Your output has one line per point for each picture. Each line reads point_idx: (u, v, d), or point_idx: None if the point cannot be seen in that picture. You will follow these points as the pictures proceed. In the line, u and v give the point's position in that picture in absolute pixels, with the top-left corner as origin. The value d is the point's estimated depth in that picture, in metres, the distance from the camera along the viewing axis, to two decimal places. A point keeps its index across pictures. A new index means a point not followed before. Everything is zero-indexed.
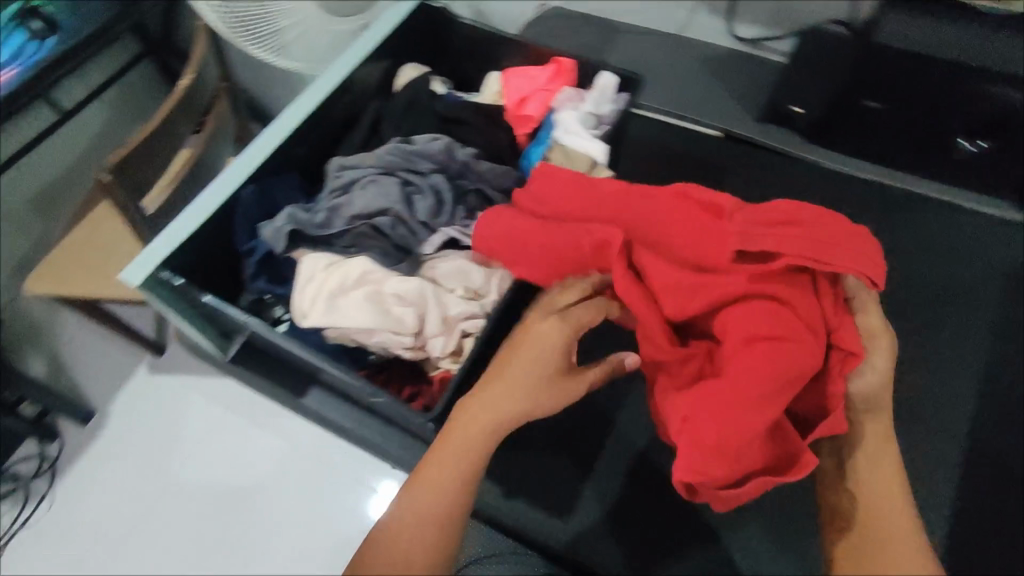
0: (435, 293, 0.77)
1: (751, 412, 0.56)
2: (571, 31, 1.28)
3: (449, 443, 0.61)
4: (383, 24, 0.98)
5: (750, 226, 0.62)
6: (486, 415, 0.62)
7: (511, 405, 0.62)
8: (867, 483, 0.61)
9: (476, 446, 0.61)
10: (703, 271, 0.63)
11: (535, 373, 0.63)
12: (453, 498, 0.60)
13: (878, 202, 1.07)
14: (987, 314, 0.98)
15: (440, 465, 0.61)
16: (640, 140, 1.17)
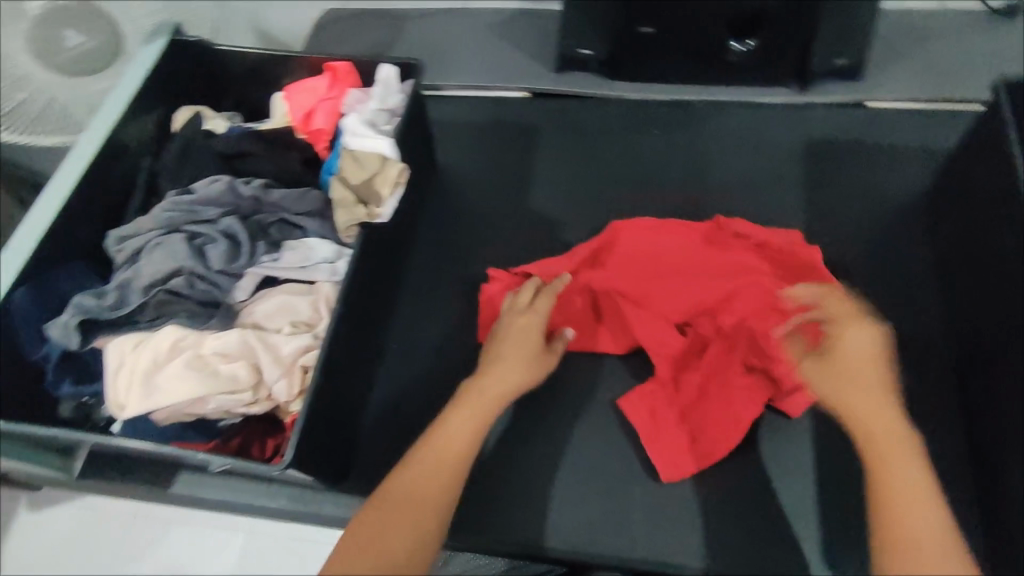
0: (259, 337, 0.73)
1: (745, 390, 0.83)
2: (360, 33, 1.28)
3: (451, 429, 0.75)
4: (134, 72, 0.90)
5: (702, 273, 0.89)
6: (484, 396, 0.78)
7: (502, 380, 0.79)
8: (903, 478, 0.66)
9: (474, 424, 0.76)
10: (676, 304, 0.89)
11: (518, 351, 0.81)
12: (450, 464, 0.73)
13: (682, 118, 1.11)
14: (801, 186, 1.03)
15: (443, 441, 0.75)
16: (457, 119, 1.16)
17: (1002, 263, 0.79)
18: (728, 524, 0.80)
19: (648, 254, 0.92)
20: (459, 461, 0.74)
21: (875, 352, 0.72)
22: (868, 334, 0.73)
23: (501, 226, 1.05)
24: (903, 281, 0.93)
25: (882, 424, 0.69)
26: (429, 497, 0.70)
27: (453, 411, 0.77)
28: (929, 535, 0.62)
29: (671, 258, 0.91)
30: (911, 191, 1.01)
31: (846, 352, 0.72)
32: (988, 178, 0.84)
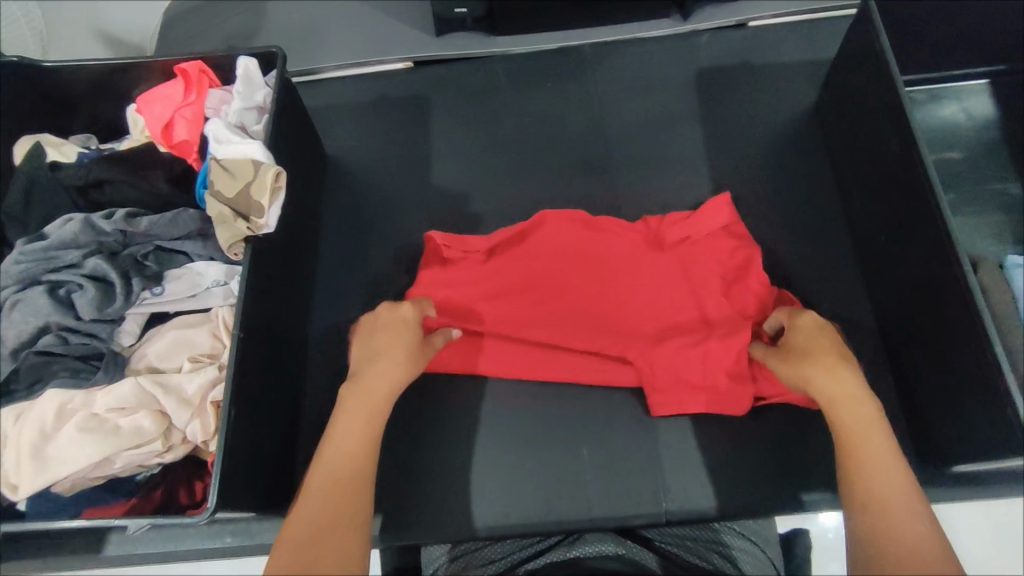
0: (157, 381, 0.67)
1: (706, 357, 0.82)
2: (219, 23, 1.18)
3: (341, 444, 0.68)
4: None
5: (625, 254, 0.90)
6: (367, 399, 0.71)
7: (385, 376, 0.72)
8: (875, 459, 0.64)
9: (364, 430, 0.69)
10: (609, 294, 0.89)
11: (391, 347, 0.74)
12: (351, 478, 0.66)
13: (570, 65, 1.08)
14: (698, 116, 1.03)
15: (336, 458, 0.67)
16: (341, 103, 1.09)
17: (888, 167, 0.82)
18: (674, 464, 0.83)
19: (578, 252, 0.90)
20: (360, 474, 0.67)
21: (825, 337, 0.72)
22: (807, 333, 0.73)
23: (405, 208, 1.00)
24: (803, 196, 0.96)
25: (846, 404, 0.68)
26: (341, 517, 0.63)
27: (337, 425, 0.70)
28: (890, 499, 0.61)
29: (593, 242, 0.90)
30: (799, 105, 1.03)
31: (803, 338, 0.73)
32: (866, 83, 0.85)
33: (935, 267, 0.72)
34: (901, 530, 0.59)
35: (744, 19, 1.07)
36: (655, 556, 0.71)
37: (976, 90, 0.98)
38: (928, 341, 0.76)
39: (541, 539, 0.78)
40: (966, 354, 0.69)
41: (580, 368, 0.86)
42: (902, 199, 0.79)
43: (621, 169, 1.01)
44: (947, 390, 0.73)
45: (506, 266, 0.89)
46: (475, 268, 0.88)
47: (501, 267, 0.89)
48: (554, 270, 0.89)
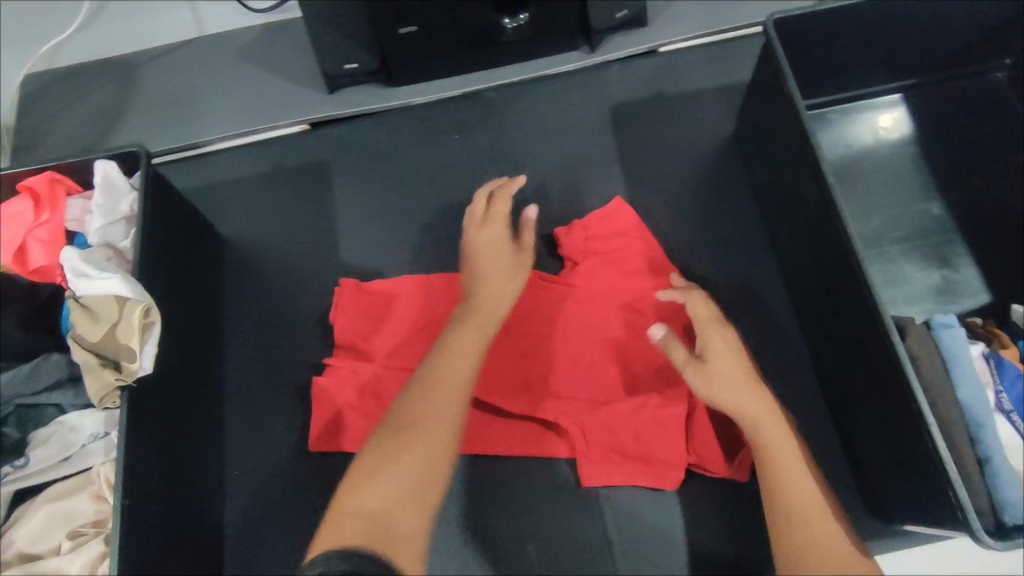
0: (29, 572, 0.59)
1: (641, 421, 0.79)
2: (86, 95, 1.06)
3: (431, 414, 0.67)
4: None
5: (557, 311, 0.87)
6: (450, 374, 0.71)
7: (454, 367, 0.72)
8: (798, 484, 0.63)
9: (451, 407, 0.69)
10: (541, 357, 0.85)
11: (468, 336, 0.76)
12: (439, 454, 0.65)
13: (478, 111, 1.01)
14: (616, 157, 0.98)
15: (415, 423, 0.67)
16: (233, 177, 1.00)
17: (805, 210, 0.80)
18: (624, 547, 0.79)
19: (522, 318, 0.86)
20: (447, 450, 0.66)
21: (735, 355, 0.71)
22: (722, 340, 0.71)
23: (315, 293, 0.92)
24: (730, 235, 0.93)
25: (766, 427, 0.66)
26: (437, 447, 0.66)
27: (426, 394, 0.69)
28: (814, 525, 0.60)
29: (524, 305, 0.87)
30: (718, 134, 0.99)
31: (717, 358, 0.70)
32: (780, 123, 0.82)
33: (866, 325, 0.69)
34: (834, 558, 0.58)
35: (654, 46, 1.02)
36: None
37: (890, 106, 0.96)
38: (870, 401, 0.72)
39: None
40: (905, 423, 0.65)
41: (513, 439, 0.82)
42: (828, 249, 0.75)
43: (541, 223, 0.95)
44: (891, 453, 0.70)
45: (446, 333, 0.86)
46: (401, 341, 0.86)
47: (430, 339, 0.86)
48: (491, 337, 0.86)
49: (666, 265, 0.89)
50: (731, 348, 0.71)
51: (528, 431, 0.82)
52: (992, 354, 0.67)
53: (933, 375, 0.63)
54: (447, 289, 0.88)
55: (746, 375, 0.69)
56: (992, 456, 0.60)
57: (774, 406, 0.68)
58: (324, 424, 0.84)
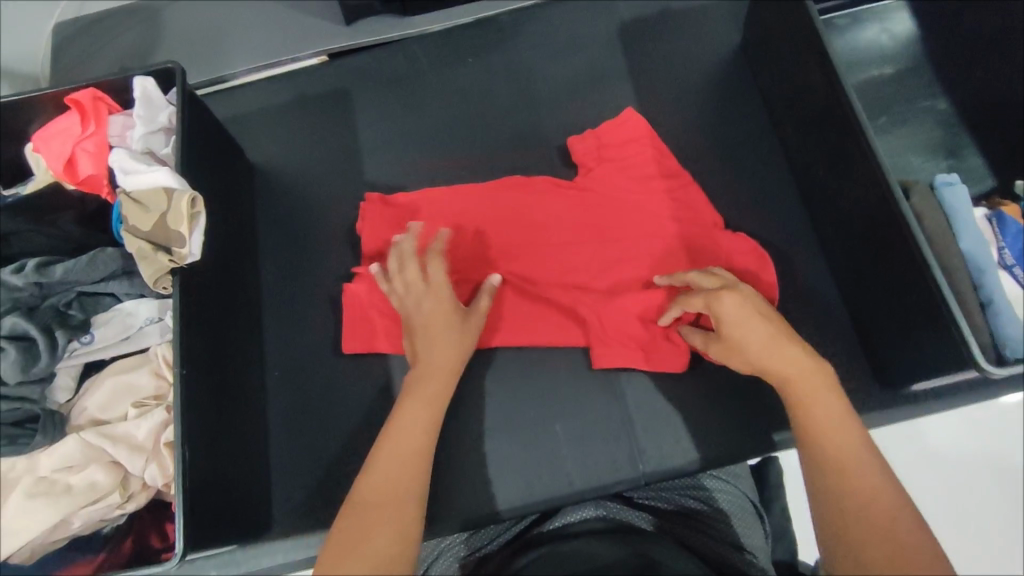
0: (101, 433, 0.64)
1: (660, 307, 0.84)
2: (115, 38, 1.11)
3: (407, 425, 0.71)
4: None
5: (575, 213, 0.90)
6: (426, 381, 0.75)
7: (435, 367, 0.76)
8: (826, 426, 0.62)
9: (426, 421, 0.72)
10: (561, 255, 0.89)
11: (438, 326, 0.78)
12: (420, 451, 0.69)
13: (490, 35, 1.05)
14: (626, 72, 1.01)
15: (403, 419, 0.71)
16: (259, 108, 1.04)
17: (813, 99, 0.82)
18: (647, 427, 0.84)
19: (545, 221, 0.90)
20: (422, 451, 0.69)
21: (753, 314, 0.69)
22: (733, 305, 0.70)
23: (343, 210, 0.97)
24: (739, 140, 0.96)
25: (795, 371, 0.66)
26: (415, 453, 0.69)
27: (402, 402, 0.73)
28: (838, 455, 0.60)
29: (541, 208, 0.91)
30: (724, 46, 1.01)
31: (728, 318, 0.70)
32: (787, 20, 0.85)
33: (875, 197, 0.73)
34: (854, 485, 0.58)
35: None
36: (647, 514, 0.72)
37: (896, 9, 0.97)
38: (879, 272, 0.76)
39: (523, 520, 0.78)
40: (910, 283, 0.70)
41: (538, 331, 0.86)
42: (836, 134, 0.78)
43: (557, 137, 0.99)
44: (896, 317, 0.75)
45: (469, 235, 0.90)
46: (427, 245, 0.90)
47: (456, 242, 0.89)
48: (512, 239, 0.90)
49: (680, 170, 0.91)
50: (743, 311, 0.69)
51: (553, 323, 0.86)
52: (993, 214, 0.74)
53: (934, 230, 0.71)
54: (469, 196, 0.91)
55: (769, 330, 0.68)
56: (995, 298, 0.67)
57: (793, 352, 0.67)
58: (359, 327, 0.87)
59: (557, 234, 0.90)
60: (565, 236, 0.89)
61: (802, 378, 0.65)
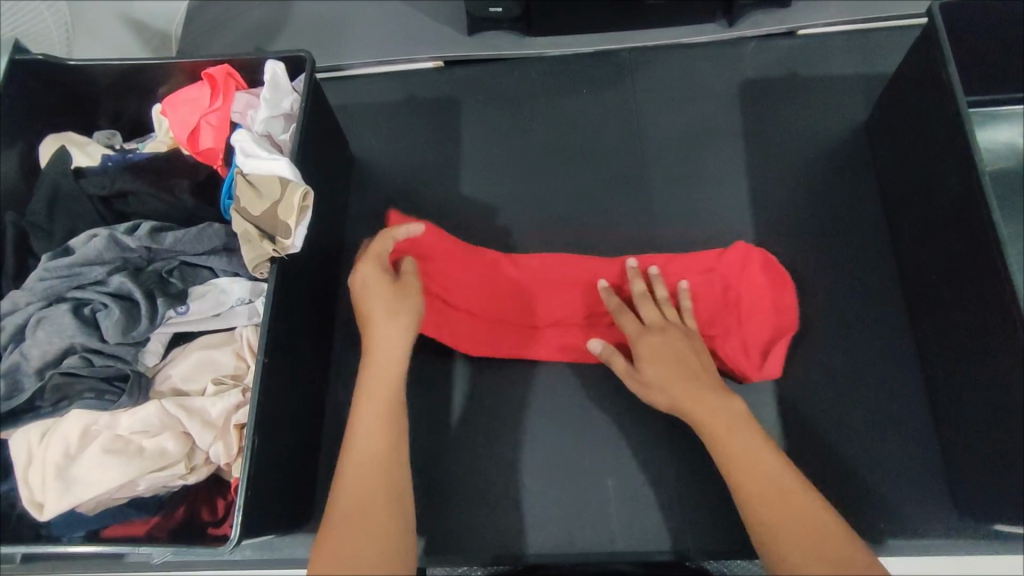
0: (180, 404, 0.66)
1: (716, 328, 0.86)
2: (244, 9, 1.14)
3: (366, 426, 0.68)
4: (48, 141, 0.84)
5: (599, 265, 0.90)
6: (391, 379, 0.71)
7: (389, 360, 0.72)
8: (767, 470, 0.64)
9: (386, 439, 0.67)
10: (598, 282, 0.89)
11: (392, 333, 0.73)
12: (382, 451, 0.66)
13: (606, 69, 1.04)
14: (740, 130, 0.98)
15: (364, 427, 0.68)
16: (368, 102, 1.06)
17: (932, 180, 0.80)
18: (702, 504, 0.81)
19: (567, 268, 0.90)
20: (389, 466, 0.66)
21: (668, 356, 0.74)
22: (657, 358, 0.75)
23: (432, 217, 0.98)
24: (848, 222, 0.92)
25: (722, 423, 0.68)
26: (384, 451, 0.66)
27: (359, 417, 0.69)
28: (782, 516, 0.61)
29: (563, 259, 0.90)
30: (848, 120, 0.97)
31: (648, 359, 0.75)
32: (926, 111, 0.80)
33: (994, 317, 0.70)
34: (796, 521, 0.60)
35: (794, 28, 1.01)
36: None
37: None
38: (982, 391, 0.73)
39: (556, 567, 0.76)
40: (1009, 368, 0.68)
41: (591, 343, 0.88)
42: (960, 241, 0.75)
43: (659, 184, 0.96)
44: (987, 418, 0.72)
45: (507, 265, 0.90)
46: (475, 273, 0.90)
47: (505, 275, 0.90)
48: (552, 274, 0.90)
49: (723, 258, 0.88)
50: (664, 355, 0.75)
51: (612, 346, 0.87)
52: None
53: None
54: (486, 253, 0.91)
55: (680, 357, 0.75)
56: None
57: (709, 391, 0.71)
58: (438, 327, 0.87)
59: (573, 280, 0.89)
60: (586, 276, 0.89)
61: (723, 419, 0.69)
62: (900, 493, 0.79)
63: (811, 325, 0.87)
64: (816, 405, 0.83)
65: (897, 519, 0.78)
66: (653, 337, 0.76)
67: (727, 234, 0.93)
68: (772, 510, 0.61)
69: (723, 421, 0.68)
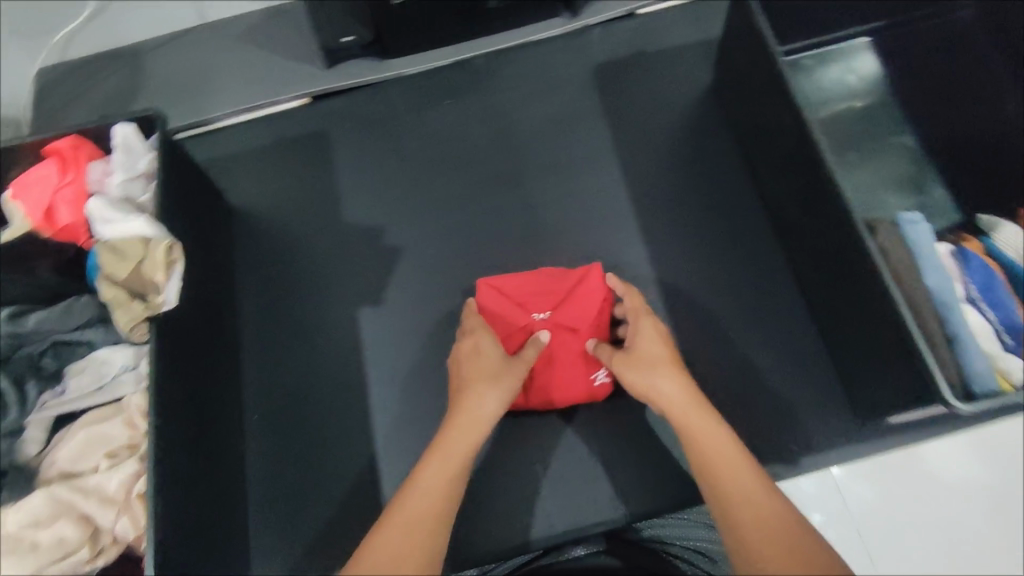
0: (72, 486, 0.64)
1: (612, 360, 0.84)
2: (96, 78, 1.11)
3: (424, 479, 0.66)
4: None
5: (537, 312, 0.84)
6: (471, 416, 0.72)
7: (482, 412, 0.72)
8: (721, 448, 0.64)
9: (446, 476, 0.66)
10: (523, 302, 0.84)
11: (486, 374, 0.75)
12: (438, 510, 0.64)
13: (468, 78, 1.07)
14: (601, 112, 1.03)
15: (413, 497, 0.64)
16: (241, 150, 1.05)
17: (773, 125, 0.86)
18: (625, 468, 0.84)
19: (531, 282, 0.85)
20: (441, 519, 0.63)
21: (659, 349, 0.74)
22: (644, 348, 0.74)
23: (324, 252, 0.98)
24: (711, 177, 0.98)
25: (683, 413, 0.68)
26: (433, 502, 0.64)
27: (422, 464, 0.68)
28: (736, 494, 0.61)
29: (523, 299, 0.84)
30: (697, 85, 1.03)
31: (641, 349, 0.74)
32: (753, 62, 0.86)
33: (844, 236, 0.74)
34: (743, 494, 0.60)
35: (634, 8, 1.06)
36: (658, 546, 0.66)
37: (858, 50, 1.00)
38: (849, 305, 0.78)
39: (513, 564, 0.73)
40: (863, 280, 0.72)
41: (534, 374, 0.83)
42: (805, 173, 0.80)
43: (535, 176, 1.00)
44: (863, 330, 0.76)
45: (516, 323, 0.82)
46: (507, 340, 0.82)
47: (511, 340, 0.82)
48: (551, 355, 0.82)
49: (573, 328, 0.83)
50: (656, 343, 0.75)
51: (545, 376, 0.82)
52: (957, 250, 0.72)
53: None
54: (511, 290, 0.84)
55: (661, 351, 0.74)
56: (958, 332, 0.66)
57: (673, 377, 0.71)
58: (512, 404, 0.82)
59: (531, 303, 0.84)
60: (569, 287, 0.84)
61: (683, 406, 0.69)
62: (802, 415, 0.84)
63: (693, 277, 0.92)
64: (713, 352, 0.88)
65: (800, 439, 0.83)
66: (648, 333, 0.76)
67: (608, 208, 0.97)
68: (730, 497, 0.61)
69: (685, 407, 0.69)
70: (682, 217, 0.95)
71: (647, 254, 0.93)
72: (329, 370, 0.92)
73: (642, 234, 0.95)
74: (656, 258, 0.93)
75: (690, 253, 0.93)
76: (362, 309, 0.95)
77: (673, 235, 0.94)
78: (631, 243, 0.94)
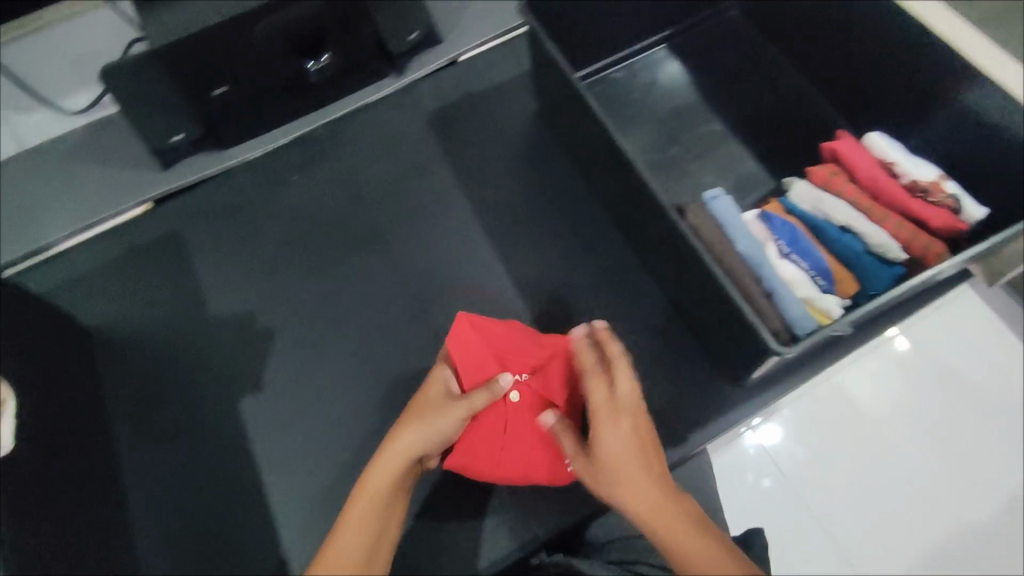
0: None
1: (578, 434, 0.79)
2: None
3: (351, 525, 0.64)
4: None
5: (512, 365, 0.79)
6: (402, 449, 0.69)
7: (410, 444, 0.69)
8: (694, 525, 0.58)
9: (373, 515, 0.65)
10: (504, 354, 0.79)
11: (433, 404, 0.73)
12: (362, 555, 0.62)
13: (310, 149, 1.08)
14: (444, 157, 1.07)
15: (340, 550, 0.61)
16: (88, 268, 1.01)
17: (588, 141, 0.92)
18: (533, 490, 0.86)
19: (515, 334, 0.81)
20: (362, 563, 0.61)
21: (629, 414, 0.67)
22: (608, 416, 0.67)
23: (194, 353, 0.95)
24: (556, 195, 1.03)
25: (658, 489, 0.61)
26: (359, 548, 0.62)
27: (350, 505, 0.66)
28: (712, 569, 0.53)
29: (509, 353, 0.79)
30: (528, 113, 1.09)
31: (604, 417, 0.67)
32: (560, 87, 0.92)
33: (660, 225, 0.79)
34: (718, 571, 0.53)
35: (454, 56, 1.11)
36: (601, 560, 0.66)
37: (659, 58, 1.08)
38: (685, 285, 0.82)
39: None
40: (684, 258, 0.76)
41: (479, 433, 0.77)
42: (620, 178, 0.86)
43: (393, 229, 1.02)
44: (700, 303, 0.81)
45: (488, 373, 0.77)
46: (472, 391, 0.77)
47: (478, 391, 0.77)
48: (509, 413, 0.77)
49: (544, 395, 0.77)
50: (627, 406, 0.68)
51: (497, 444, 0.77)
52: (760, 214, 0.80)
53: None
54: (493, 339, 0.79)
55: (632, 418, 0.67)
56: (775, 287, 0.74)
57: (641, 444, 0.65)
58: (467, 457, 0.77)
59: (511, 360, 0.79)
60: (552, 352, 0.80)
61: (652, 477, 0.62)
62: (682, 397, 0.89)
63: (558, 293, 0.96)
64: None
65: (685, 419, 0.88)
66: (621, 397, 0.69)
67: (468, 246, 1.00)
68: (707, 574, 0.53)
69: (655, 480, 0.62)
70: (538, 238, 1.00)
71: (512, 281, 0.97)
72: (221, 471, 0.88)
73: (505, 262, 0.99)
74: (521, 282, 0.97)
75: (552, 269, 0.98)
76: (243, 400, 0.92)
77: (533, 257, 0.99)
78: (496, 273, 0.98)
